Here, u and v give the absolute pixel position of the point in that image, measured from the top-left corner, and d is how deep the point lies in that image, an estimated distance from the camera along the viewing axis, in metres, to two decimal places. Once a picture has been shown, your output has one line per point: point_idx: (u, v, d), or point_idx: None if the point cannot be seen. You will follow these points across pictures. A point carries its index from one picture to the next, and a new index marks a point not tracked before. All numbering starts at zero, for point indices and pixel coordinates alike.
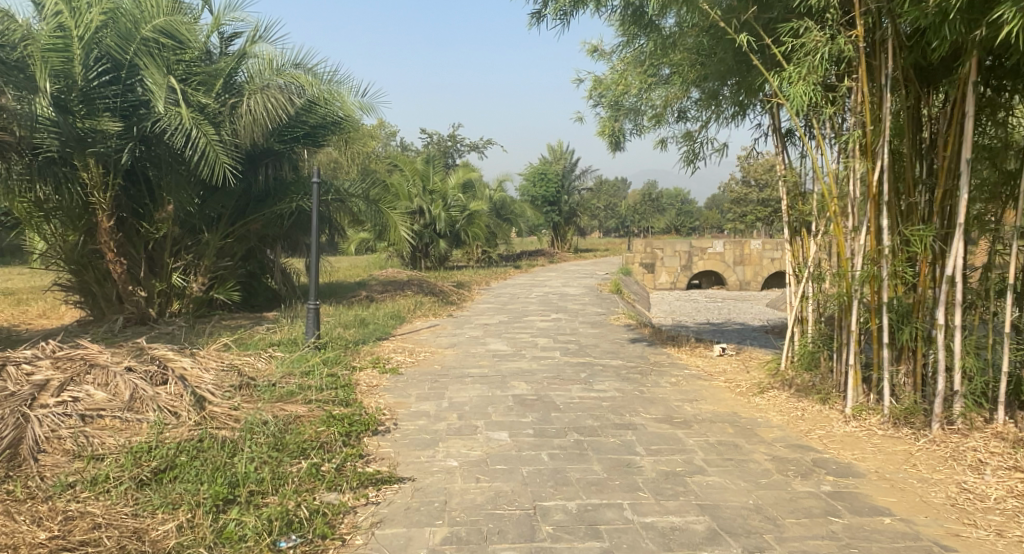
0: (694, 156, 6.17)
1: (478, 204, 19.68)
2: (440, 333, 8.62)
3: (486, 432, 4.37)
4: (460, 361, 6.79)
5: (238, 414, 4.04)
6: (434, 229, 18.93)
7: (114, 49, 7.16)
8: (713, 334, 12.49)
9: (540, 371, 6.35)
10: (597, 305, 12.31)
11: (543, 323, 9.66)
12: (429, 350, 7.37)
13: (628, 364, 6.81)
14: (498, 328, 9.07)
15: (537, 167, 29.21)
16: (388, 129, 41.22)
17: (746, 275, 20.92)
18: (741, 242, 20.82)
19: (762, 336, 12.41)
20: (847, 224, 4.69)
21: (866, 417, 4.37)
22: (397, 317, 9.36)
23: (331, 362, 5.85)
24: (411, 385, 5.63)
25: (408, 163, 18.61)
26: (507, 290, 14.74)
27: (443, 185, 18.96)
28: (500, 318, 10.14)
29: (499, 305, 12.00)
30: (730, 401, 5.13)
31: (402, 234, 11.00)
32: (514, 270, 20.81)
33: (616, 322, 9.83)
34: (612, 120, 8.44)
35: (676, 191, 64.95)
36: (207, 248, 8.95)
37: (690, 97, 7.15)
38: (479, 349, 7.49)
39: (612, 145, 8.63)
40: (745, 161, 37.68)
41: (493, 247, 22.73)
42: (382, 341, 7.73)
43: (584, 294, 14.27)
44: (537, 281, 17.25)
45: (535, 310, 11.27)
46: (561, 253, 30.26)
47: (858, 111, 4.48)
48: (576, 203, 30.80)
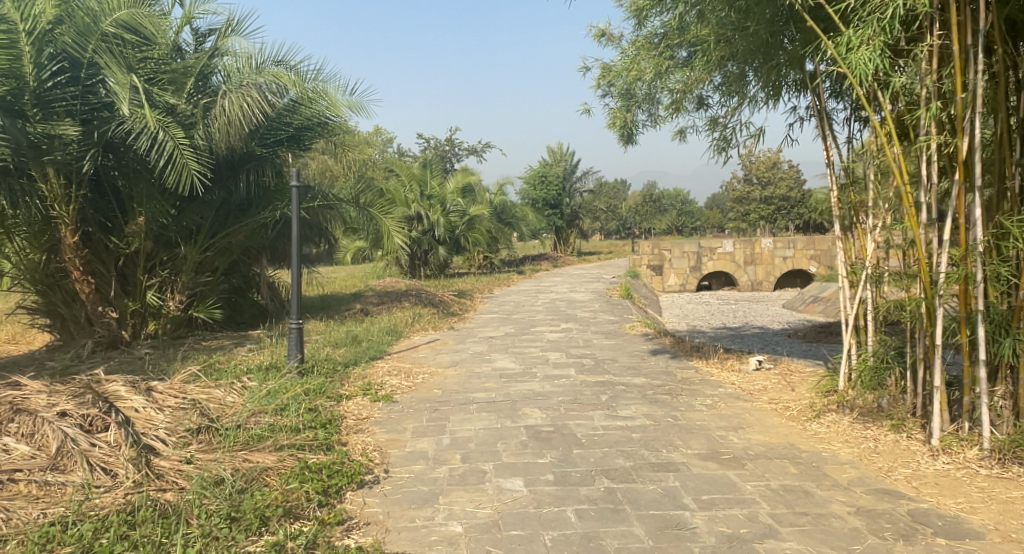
0: (725, 143, 5.42)
1: (478, 209, 18.94)
2: (441, 349, 7.86)
3: (496, 481, 3.59)
4: (463, 383, 6.01)
5: (189, 469, 3.24)
6: (433, 236, 18.13)
7: (71, 46, 6.37)
8: (733, 340, 11.70)
9: (554, 394, 5.58)
10: (607, 311, 11.53)
11: (552, 334, 8.89)
12: (428, 370, 6.60)
13: (653, 382, 6.04)
14: (505, 341, 8.31)
15: (537, 170, 28.49)
16: (385, 135, 40.82)
17: (757, 275, 20.13)
18: (752, 240, 20.05)
19: (784, 341, 11.61)
20: (924, 215, 3.99)
21: (959, 451, 3.67)
22: (394, 332, 8.60)
23: (314, 393, 5.07)
24: (407, 417, 4.86)
25: (404, 168, 17.90)
26: (511, 298, 13.96)
27: (441, 191, 18.25)
28: (505, 330, 9.37)
29: (503, 314, 11.23)
30: (782, 429, 4.44)
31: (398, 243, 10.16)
32: (517, 276, 20.06)
33: (632, 331, 9.07)
34: (624, 111, 7.57)
35: (676, 191, 64.19)
36: (184, 263, 8.17)
37: (713, 81, 6.57)
38: (484, 368, 6.71)
39: (624, 139, 7.83)
40: (748, 158, 36.96)
41: (494, 252, 22.06)
42: (376, 361, 6.97)
43: (592, 299, 13.50)
44: (542, 287, 16.47)
45: (542, 319, 10.49)
46: (565, 256, 29.49)
47: (936, 80, 3.80)
48: (578, 206, 30.06)
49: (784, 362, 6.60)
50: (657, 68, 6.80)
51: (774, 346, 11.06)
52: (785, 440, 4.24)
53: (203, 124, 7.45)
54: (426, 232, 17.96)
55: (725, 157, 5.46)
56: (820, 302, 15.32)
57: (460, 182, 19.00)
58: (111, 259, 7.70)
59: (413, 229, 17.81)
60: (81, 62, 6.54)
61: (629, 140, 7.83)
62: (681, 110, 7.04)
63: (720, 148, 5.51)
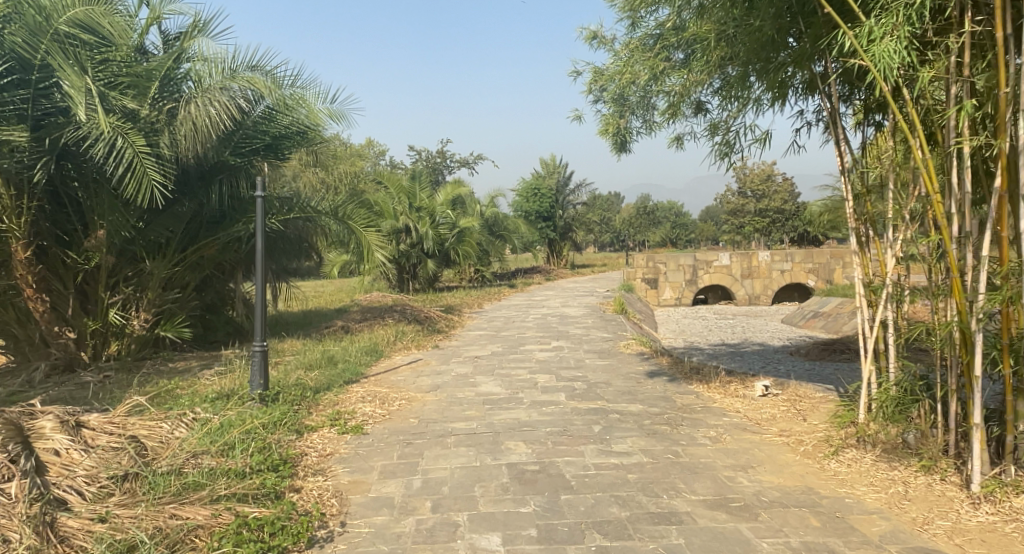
0: (729, 148, 4.96)
1: (468, 221, 18.47)
2: (424, 371, 7.35)
3: (471, 536, 3.10)
4: (443, 411, 5.50)
5: (98, 531, 2.72)
6: (421, 249, 17.61)
7: (20, 46, 5.84)
8: (731, 359, 11.22)
9: (542, 423, 5.08)
10: (601, 328, 11.03)
11: (542, 354, 8.39)
12: (406, 396, 6.08)
13: (650, 409, 5.56)
14: (492, 362, 7.81)
15: (530, 182, 28.06)
16: (376, 147, 40.48)
17: (754, 289, 19.68)
18: (748, 253, 19.61)
19: (785, 359, 11.14)
20: (958, 228, 3.54)
21: (1004, 499, 3.24)
22: (375, 352, 8.10)
23: (273, 425, 4.55)
24: (375, 453, 4.34)
25: (392, 179, 17.44)
26: (501, 313, 13.45)
27: (431, 203, 17.78)
28: (493, 349, 8.86)
29: (491, 332, 10.72)
30: (798, 469, 4.00)
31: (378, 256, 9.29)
32: (509, 289, 19.55)
33: (628, 350, 8.56)
34: (617, 117, 7.11)
35: (670, 204, 63.91)
36: (150, 278, 7.62)
37: (713, 84, 6.15)
38: (467, 392, 6.21)
39: (618, 148, 7.37)
40: (742, 171, 36.73)
41: (486, 265, 21.57)
42: (351, 385, 6.46)
43: (585, 315, 12.99)
44: (534, 301, 15.96)
45: (533, 337, 9.98)
46: (558, 269, 29.00)
47: (971, 75, 3.37)
48: (572, 218, 29.64)
49: (791, 386, 6.10)
50: (652, 70, 6.37)
51: (775, 364, 10.58)
52: (801, 484, 3.77)
53: (169, 131, 6.94)
54: (414, 245, 17.46)
55: (728, 163, 5.00)
56: (820, 317, 14.88)
57: (450, 194, 18.55)
58: (69, 275, 7.17)
59: (401, 242, 17.29)
60: (32, 64, 6.01)
61: (623, 149, 7.37)
62: (678, 116, 6.60)
63: (722, 154, 5.06)
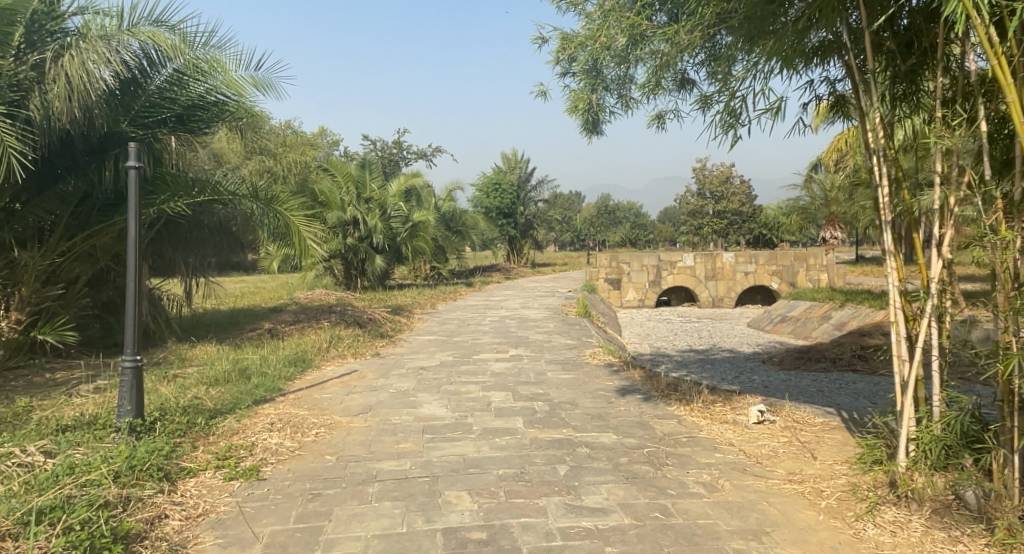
0: (735, 120, 4.00)
1: (422, 214, 17.34)
2: (356, 386, 6.21)
3: None
4: (369, 443, 4.39)
5: None
6: (370, 243, 16.35)
7: None
8: (702, 367, 10.31)
9: (493, 463, 4.01)
10: (562, 333, 10.01)
11: (497, 365, 7.33)
12: (327, 421, 4.94)
13: (626, 440, 4.53)
14: (438, 375, 6.71)
15: (490, 177, 26.97)
16: (330, 137, 39.06)
17: (718, 291, 18.96)
18: (713, 254, 18.89)
19: (759, 369, 10.26)
20: None
21: None
22: (301, 363, 6.93)
23: (132, 470, 3.40)
24: (268, 511, 3.24)
25: (340, 167, 16.20)
26: (454, 314, 12.35)
27: (382, 194, 16.59)
28: (442, 357, 7.76)
29: (442, 336, 9.59)
30: (827, 542, 3.03)
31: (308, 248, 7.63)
32: (464, 288, 18.44)
33: (594, 361, 7.56)
34: (588, 91, 6.09)
35: (630, 204, 63.52)
36: (22, 271, 6.35)
37: (701, 53, 5.30)
38: (404, 416, 5.10)
39: (589, 129, 6.37)
40: (702, 172, 36.30)
41: (442, 261, 20.42)
42: (262, 406, 5.29)
43: (546, 318, 11.96)
44: (491, 301, 14.90)
45: (488, 344, 8.88)
46: (517, 268, 27.98)
47: None
48: (533, 215, 28.66)
49: (788, 409, 5.17)
50: (631, 34, 5.37)
51: (749, 374, 9.73)
52: None
53: (40, 91, 5.73)
54: (362, 239, 16.21)
55: (735, 138, 4.03)
56: (789, 321, 14.15)
57: (403, 186, 17.41)
58: None
59: (349, 235, 16.09)
60: None
61: (596, 131, 6.37)
62: (660, 90, 5.64)
63: (725, 127, 4.09)
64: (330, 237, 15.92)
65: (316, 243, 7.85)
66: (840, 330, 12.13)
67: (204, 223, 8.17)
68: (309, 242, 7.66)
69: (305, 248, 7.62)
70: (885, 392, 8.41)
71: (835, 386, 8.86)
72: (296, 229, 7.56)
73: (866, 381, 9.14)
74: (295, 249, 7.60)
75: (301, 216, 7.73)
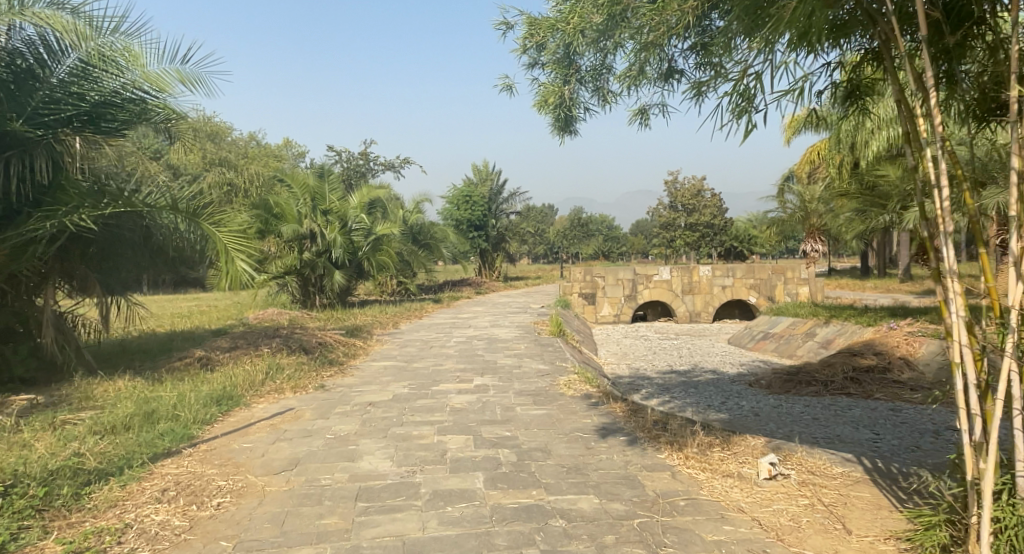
0: (751, 103, 3.17)
1: (385, 227, 16.39)
2: (287, 431, 5.23)
3: None
4: (282, 520, 3.44)
5: None
6: (329, 258, 15.28)
7: None
8: (685, 391, 9.48)
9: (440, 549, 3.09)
10: (534, 356, 9.09)
11: (458, 398, 6.38)
12: (237, 486, 3.99)
13: (611, 506, 3.63)
14: (387, 413, 5.74)
15: (461, 189, 26.13)
16: (296, 149, 38.01)
17: (696, 305, 18.23)
18: (689, 267, 18.17)
19: (746, 392, 9.46)
20: None
21: None
22: (226, 403, 5.93)
23: None
24: None
25: (297, 177, 15.37)
26: (417, 335, 11.39)
27: (342, 205, 15.64)
28: (395, 389, 6.79)
29: (400, 362, 8.61)
30: None
31: (238, 266, 6.66)
32: (431, 304, 17.47)
33: (569, 391, 6.64)
34: (559, 84, 5.23)
35: (603, 217, 63.20)
36: None
37: (691, 34, 4.47)
38: (336, 475, 4.16)
39: (562, 129, 5.52)
40: (674, 184, 35.84)
41: (408, 277, 19.45)
42: (161, 467, 4.33)
43: (517, 338, 11.06)
44: (459, 319, 13.95)
45: (450, 371, 7.93)
46: (489, 283, 27.04)
47: None
48: (505, 228, 27.84)
49: (800, 459, 4.32)
50: (609, 12, 4.51)
51: (736, 399, 8.92)
52: None
53: None
54: (321, 253, 15.14)
55: (751, 126, 3.21)
56: (771, 338, 13.39)
57: (365, 198, 16.49)
58: None
59: (306, 249, 15.03)
60: None
61: (570, 131, 5.52)
62: (644, 80, 4.79)
63: (737, 112, 3.26)
64: (286, 252, 14.90)
65: (247, 263, 6.88)
66: (827, 348, 11.37)
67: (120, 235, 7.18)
68: (238, 261, 6.69)
69: (233, 268, 6.63)
70: (887, 419, 7.62)
71: (831, 413, 8.05)
72: (222, 246, 6.58)
73: (864, 406, 8.36)
74: (221, 269, 6.62)
75: (228, 231, 6.77)
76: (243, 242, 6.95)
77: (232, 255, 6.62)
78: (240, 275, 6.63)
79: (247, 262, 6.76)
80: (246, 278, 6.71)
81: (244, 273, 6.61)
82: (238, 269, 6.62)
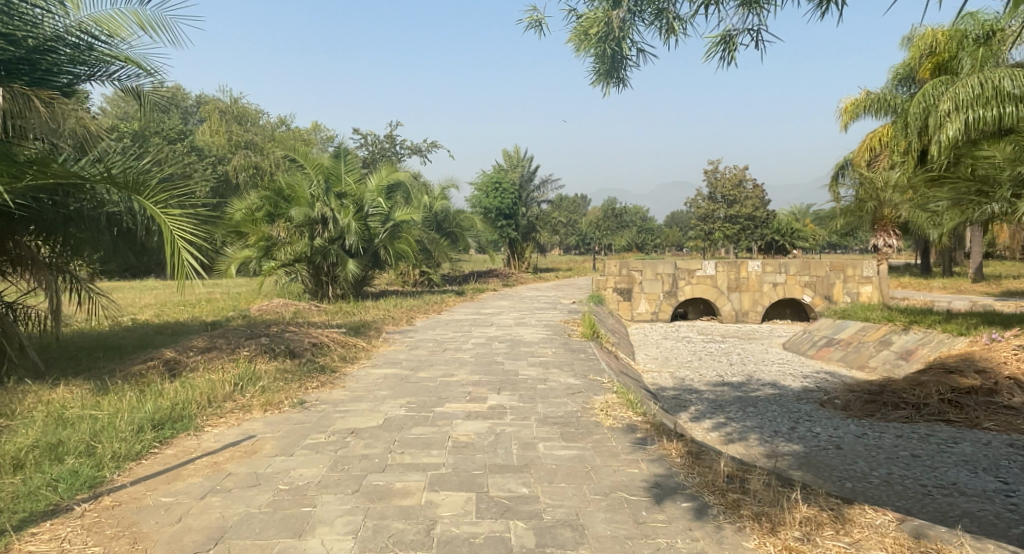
0: None
1: (405, 213, 15.06)
2: (231, 474, 3.88)
3: None
4: None
5: None
6: (342, 245, 14.01)
7: None
8: (745, 410, 7.96)
9: None
10: (565, 365, 7.64)
11: (466, 428, 4.98)
12: None
13: None
14: (369, 450, 4.36)
15: (491, 175, 24.79)
16: (325, 133, 37.05)
17: (743, 303, 16.57)
18: (737, 262, 16.48)
19: (818, 413, 7.89)
20: None
21: None
22: (169, 429, 4.62)
23: None
24: None
25: (310, 158, 14.27)
26: (431, 334, 10.03)
27: (358, 188, 14.44)
28: (388, 411, 5.42)
29: (405, 370, 7.25)
30: None
31: (185, 257, 5.17)
32: (453, 296, 16.19)
33: (607, 421, 5.17)
34: (607, 9, 3.83)
35: (637, 208, 61.36)
36: None
37: None
38: None
39: (605, 76, 4.12)
40: (714, 174, 34.02)
41: (432, 267, 18.22)
42: (28, 541, 3.05)
43: (545, 340, 9.64)
44: (482, 315, 12.58)
45: (463, 384, 6.53)
46: (518, 274, 25.61)
47: None
48: (536, 217, 26.32)
49: None
50: None
51: (809, 424, 7.36)
52: None
53: None
54: (333, 240, 13.86)
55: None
56: (836, 346, 11.73)
57: (384, 179, 15.22)
58: None
59: (317, 235, 13.75)
60: None
61: (617, 79, 4.13)
62: None
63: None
64: (296, 237, 13.65)
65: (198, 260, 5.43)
66: (908, 361, 9.71)
67: (61, 200, 5.96)
68: (186, 252, 5.22)
69: (177, 260, 5.17)
70: (1010, 459, 6.04)
71: (933, 448, 6.49)
72: (165, 232, 5.14)
73: (974, 436, 6.76)
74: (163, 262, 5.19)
75: (176, 216, 5.38)
76: (196, 233, 5.54)
77: (179, 246, 5.16)
78: (187, 269, 5.17)
79: (196, 255, 5.30)
80: (194, 273, 5.25)
81: (191, 266, 5.17)
82: (184, 262, 5.16)
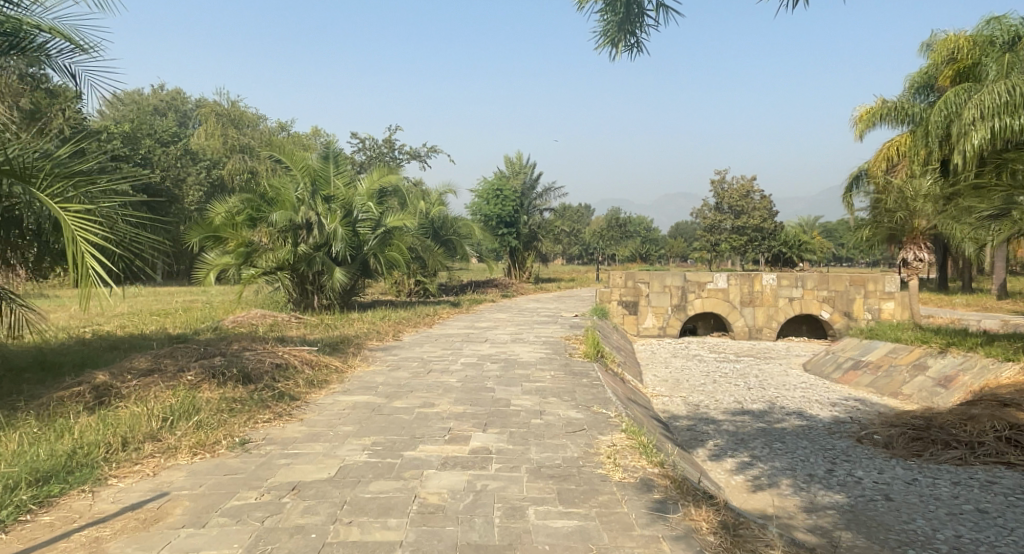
0: None
1: (397, 219, 14.16)
2: None
3: None
4: None
5: None
6: (329, 252, 13.03)
7: None
8: (772, 446, 6.92)
9: None
10: (564, 394, 6.62)
11: (440, 483, 3.96)
12: None
13: None
14: (307, 519, 3.34)
15: (491, 182, 23.84)
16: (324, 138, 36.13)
17: (757, 319, 15.52)
18: (750, 274, 15.46)
19: (856, 451, 6.86)
20: None
21: None
22: (57, 483, 3.62)
23: None
24: None
25: (298, 158, 13.34)
26: (418, 351, 9.02)
27: (348, 191, 13.51)
28: (346, 457, 4.41)
29: (379, 398, 6.23)
30: None
31: (89, 264, 4.19)
32: (447, 308, 15.20)
33: (616, 474, 4.14)
34: None
35: (642, 218, 60.56)
36: None
37: None
38: None
39: (615, 32, 3.18)
40: (722, 185, 33.08)
41: (428, 276, 17.31)
42: None
43: (544, 361, 8.63)
44: (477, 330, 11.57)
45: (443, 418, 5.51)
46: (519, 284, 24.59)
47: None
48: (538, 225, 25.31)
49: None
50: None
51: (848, 466, 6.33)
52: None
53: None
54: (319, 246, 12.87)
55: None
56: (865, 369, 10.69)
57: (376, 183, 14.17)
58: None
59: (302, 241, 12.74)
60: None
61: (629, 39, 3.19)
62: None
63: None
64: (278, 244, 12.71)
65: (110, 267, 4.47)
66: (949, 389, 8.65)
67: None
68: (93, 258, 4.26)
69: (81, 267, 4.21)
70: None
71: (1002, 500, 5.45)
72: (68, 233, 4.18)
73: None
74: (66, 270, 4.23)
75: (82, 214, 4.46)
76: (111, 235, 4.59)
77: (81, 249, 4.22)
78: (93, 280, 4.19)
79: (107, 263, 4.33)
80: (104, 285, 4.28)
81: (98, 276, 4.20)
82: (89, 270, 4.18)
